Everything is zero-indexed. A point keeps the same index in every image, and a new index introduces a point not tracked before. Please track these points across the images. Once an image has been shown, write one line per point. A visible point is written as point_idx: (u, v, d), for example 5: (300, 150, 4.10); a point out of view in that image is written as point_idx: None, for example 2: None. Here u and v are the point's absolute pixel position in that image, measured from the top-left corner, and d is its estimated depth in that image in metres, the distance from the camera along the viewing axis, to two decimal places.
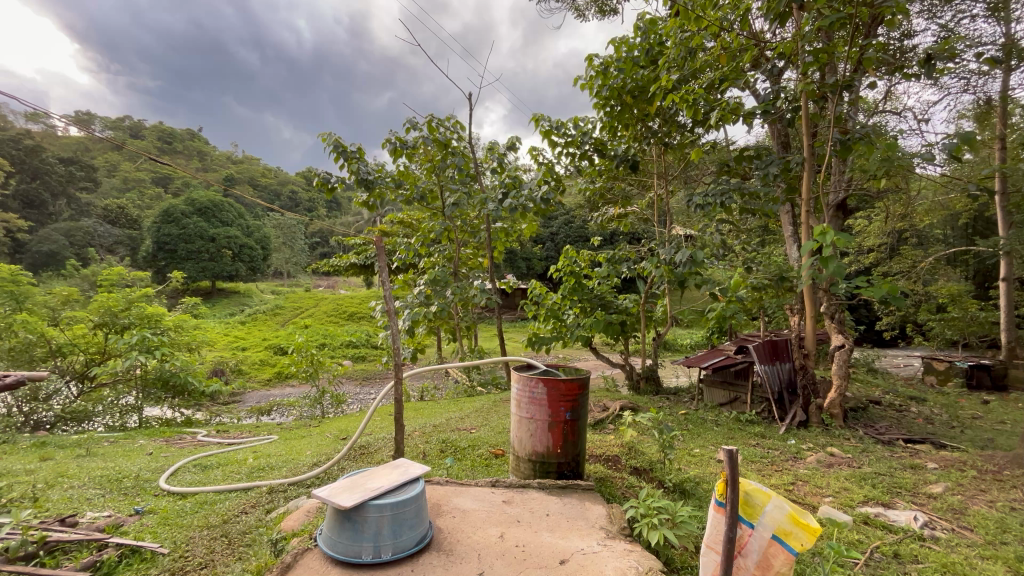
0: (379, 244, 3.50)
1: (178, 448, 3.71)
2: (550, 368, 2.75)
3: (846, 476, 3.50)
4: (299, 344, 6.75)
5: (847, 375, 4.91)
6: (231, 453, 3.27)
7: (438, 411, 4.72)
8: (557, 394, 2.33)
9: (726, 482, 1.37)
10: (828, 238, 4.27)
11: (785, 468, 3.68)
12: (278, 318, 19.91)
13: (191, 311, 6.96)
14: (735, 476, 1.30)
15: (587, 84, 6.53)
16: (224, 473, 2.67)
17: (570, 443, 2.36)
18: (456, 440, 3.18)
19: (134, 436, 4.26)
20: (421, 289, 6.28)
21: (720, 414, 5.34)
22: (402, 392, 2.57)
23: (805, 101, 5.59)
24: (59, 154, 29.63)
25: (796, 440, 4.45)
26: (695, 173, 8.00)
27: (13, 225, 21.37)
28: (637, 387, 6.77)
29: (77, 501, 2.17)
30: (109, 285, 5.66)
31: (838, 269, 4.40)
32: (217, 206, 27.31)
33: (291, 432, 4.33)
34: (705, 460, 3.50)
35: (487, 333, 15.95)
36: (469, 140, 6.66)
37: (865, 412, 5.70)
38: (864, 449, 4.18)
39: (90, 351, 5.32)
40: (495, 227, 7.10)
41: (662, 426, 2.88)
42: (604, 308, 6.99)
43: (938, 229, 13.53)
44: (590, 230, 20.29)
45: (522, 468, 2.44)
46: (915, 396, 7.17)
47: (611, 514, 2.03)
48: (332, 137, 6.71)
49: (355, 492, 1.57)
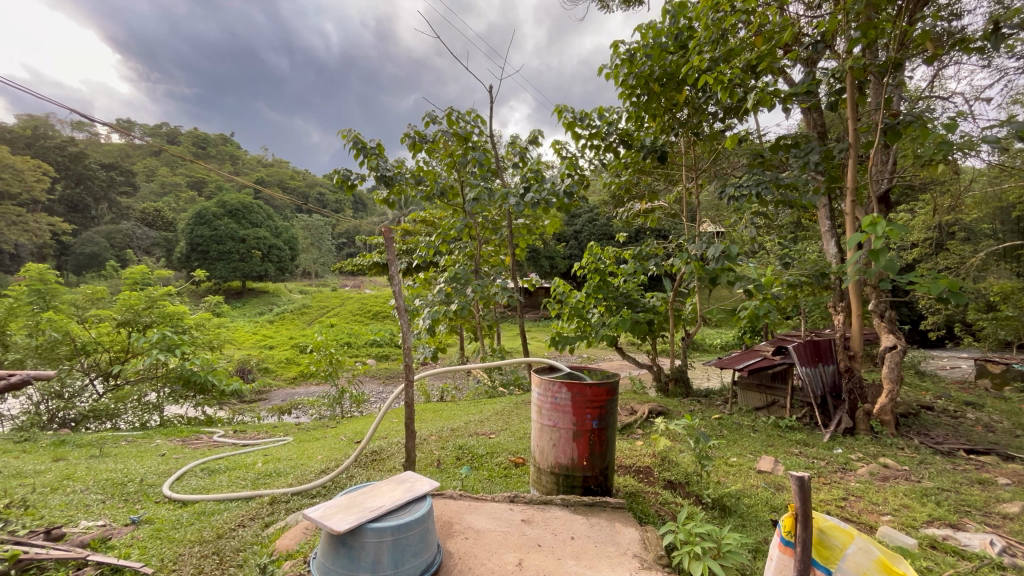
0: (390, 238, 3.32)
1: (192, 448, 3.64)
2: (575, 371, 2.52)
3: (905, 492, 3.15)
4: (319, 342, 6.69)
5: (899, 379, 4.48)
6: (242, 456, 3.16)
7: (457, 414, 4.55)
8: (583, 400, 2.11)
9: (795, 518, 1.35)
10: (880, 228, 3.88)
11: (834, 481, 3.35)
12: (304, 317, 20.19)
13: (215, 310, 7.00)
14: (806, 511, 1.28)
15: (612, 73, 6.25)
16: (229, 478, 2.54)
17: (598, 455, 2.14)
18: (473, 446, 2.97)
19: (152, 435, 4.22)
20: (441, 286, 6.12)
21: (757, 419, 5.00)
22: (414, 396, 2.37)
23: (849, 82, 5.17)
24: (101, 161, 31.01)
25: (843, 450, 4.09)
26: (726, 165, 7.61)
27: (58, 228, 22.43)
28: (665, 390, 6.45)
29: (74, 509, 2.07)
30: (133, 284, 5.69)
31: (890, 264, 4.00)
32: (247, 207, 27.92)
33: (308, 433, 4.24)
34: (744, 473, 3.22)
35: (510, 333, 15.77)
36: (490, 134, 6.47)
37: (917, 419, 5.27)
38: (922, 461, 3.81)
39: (115, 350, 5.34)
40: (516, 223, 6.90)
41: (699, 435, 2.63)
42: (631, 307, 6.69)
43: (988, 224, 12.67)
44: (614, 227, 19.91)
45: (544, 482, 2.22)
46: (969, 402, 6.63)
47: (645, 540, 1.80)
48: (352, 133, 6.61)
49: (351, 514, 1.40)
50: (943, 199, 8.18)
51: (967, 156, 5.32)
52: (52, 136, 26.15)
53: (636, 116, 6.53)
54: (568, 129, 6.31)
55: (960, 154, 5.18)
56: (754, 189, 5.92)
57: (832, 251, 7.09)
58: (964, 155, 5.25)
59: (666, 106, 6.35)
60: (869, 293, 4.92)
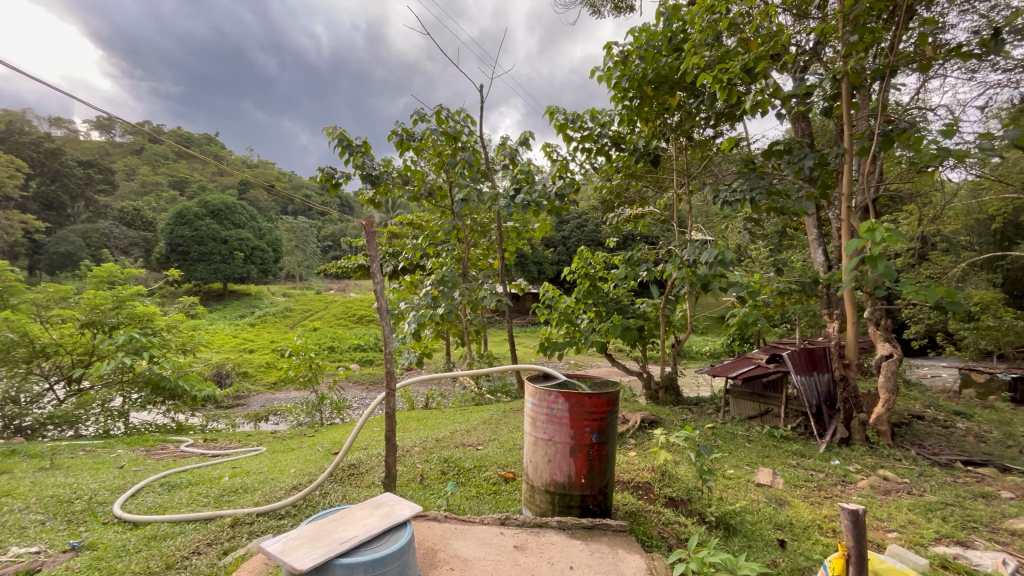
0: (369, 232, 3.08)
1: (155, 460, 3.37)
2: (571, 380, 2.35)
3: (908, 507, 3.03)
4: (298, 346, 6.41)
5: (895, 389, 4.37)
6: (208, 469, 2.91)
7: (441, 423, 4.33)
8: (582, 412, 1.93)
9: (848, 553, 1.48)
10: (879, 234, 3.71)
11: (836, 495, 3.22)
12: (287, 320, 19.74)
13: (188, 312, 6.68)
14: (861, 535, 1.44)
15: (605, 75, 6.13)
16: (190, 495, 2.31)
17: (597, 472, 1.96)
18: (459, 459, 2.77)
19: (113, 444, 3.94)
20: (427, 289, 5.89)
21: (751, 429, 4.87)
22: (395, 405, 2.15)
23: (845, 87, 4.99)
24: (79, 158, 30.20)
25: (841, 461, 3.97)
26: (717, 171, 7.56)
27: (31, 226, 21.71)
28: (656, 398, 6.31)
29: (6, 533, 1.83)
30: (100, 283, 5.37)
31: (887, 271, 3.88)
32: (230, 208, 27.36)
33: (283, 443, 4.00)
34: (744, 487, 3.07)
35: (497, 338, 15.58)
36: (480, 134, 6.30)
37: (909, 429, 5.20)
38: (921, 473, 3.70)
39: (78, 353, 5.02)
40: (506, 226, 6.73)
41: (700, 449, 2.47)
42: (621, 313, 6.53)
43: (966, 236, 12.92)
44: (603, 234, 19.92)
45: (538, 501, 2.04)
46: (958, 411, 6.61)
47: (651, 569, 1.63)
48: (338, 131, 6.38)
49: (317, 547, 1.21)
50: (927, 210, 8.26)
51: (949, 169, 5.29)
52: (27, 132, 25.33)
53: (628, 119, 6.41)
54: (559, 131, 6.18)
55: (948, 165, 5.15)
56: (749, 194, 5.81)
57: (819, 260, 7.19)
58: (950, 167, 5.22)
59: (659, 111, 6.27)
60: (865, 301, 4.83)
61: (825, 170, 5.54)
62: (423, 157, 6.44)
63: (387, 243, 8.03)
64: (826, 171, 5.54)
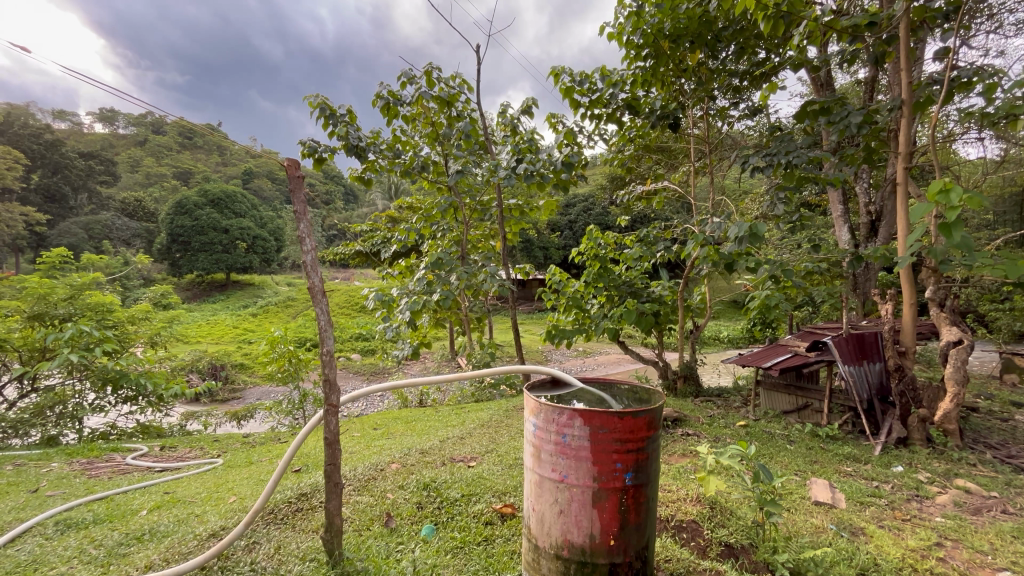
0: (292, 176, 1.93)
1: (86, 478, 2.79)
2: (585, 390, 1.76)
3: (1013, 534, 2.39)
4: (277, 338, 5.72)
5: (965, 381, 3.72)
6: (132, 495, 2.34)
7: (432, 427, 3.74)
8: (609, 442, 1.34)
9: None
10: (957, 197, 2.53)
11: (913, 517, 2.59)
12: (289, 308, 19.16)
13: (161, 302, 6.09)
14: None
15: (617, 30, 5.29)
16: (81, 542, 1.73)
17: (632, 529, 1.39)
18: (443, 485, 2.17)
19: (52, 455, 3.39)
20: (421, 273, 5.28)
21: (789, 427, 4.24)
22: (339, 428, 1.54)
23: (904, 27, 4.02)
24: (79, 150, 29.75)
25: (905, 468, 3.33)
26: (738, 140, 6.81)
27: (31, 219, 21.36)
28: (674, 389, 5.68)
29: None
30: (51, 270, 4.78)
31: (965, 244, 2.71)
32: (229, 196, 26.66)
33: (250, 452, 3.46)
34: (798, 513, 2.44)
35: (502, 326, 14.99)
36: (477, 101, 5.61)
37: (968, 423, 4.57)
38: (1009, 483, 3.07)
39: (26, 348, 4.45)
40: (508, 205, 5.98)
41: (761, 473, 1.92)
42: (635, 297, 5.84)
43: (999, 209, 12.02)
44: (611, 215, 19.19)
45: (545, 570, 1.46)
46: (1015, 402, 5.92)
47: None
48: (320, 100, 5.70)
49: None
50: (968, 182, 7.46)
51: (968, 141, 4.84)
52: (28, 124, 24.93)
53: (642, 81, 5.59)
54: (565, 96, 5.47)
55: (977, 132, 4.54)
56: (782, 159, 4.95)
57: (845, 239, 6.38)
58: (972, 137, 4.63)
59: (675, 71, 5.48)
60: (919, 280, 4.19)
61: (873, 129, 4.73)
62: (414, 128, 5.78)
63: (382, 226, 7.37)
64: (874, 131, 4.72)
